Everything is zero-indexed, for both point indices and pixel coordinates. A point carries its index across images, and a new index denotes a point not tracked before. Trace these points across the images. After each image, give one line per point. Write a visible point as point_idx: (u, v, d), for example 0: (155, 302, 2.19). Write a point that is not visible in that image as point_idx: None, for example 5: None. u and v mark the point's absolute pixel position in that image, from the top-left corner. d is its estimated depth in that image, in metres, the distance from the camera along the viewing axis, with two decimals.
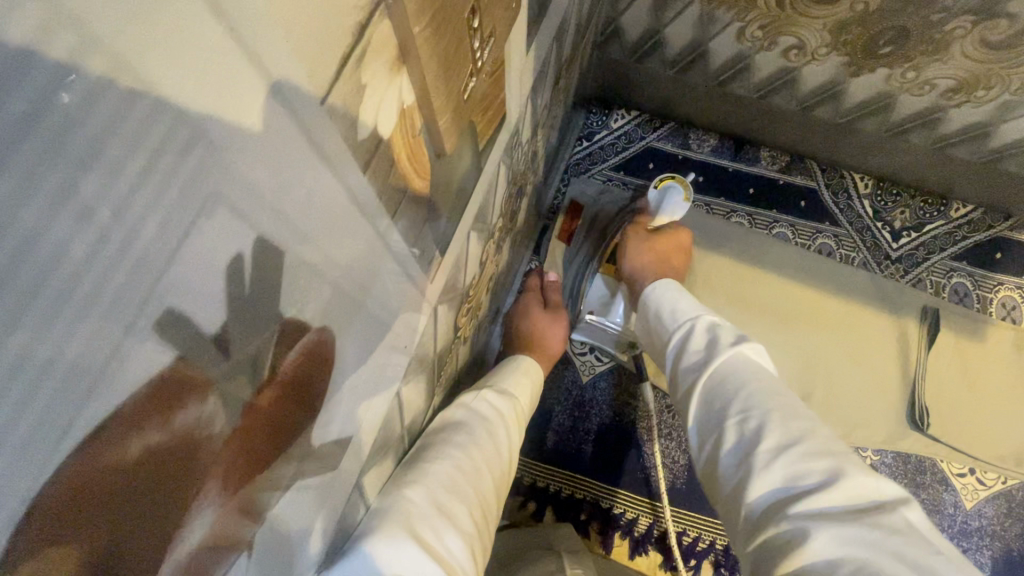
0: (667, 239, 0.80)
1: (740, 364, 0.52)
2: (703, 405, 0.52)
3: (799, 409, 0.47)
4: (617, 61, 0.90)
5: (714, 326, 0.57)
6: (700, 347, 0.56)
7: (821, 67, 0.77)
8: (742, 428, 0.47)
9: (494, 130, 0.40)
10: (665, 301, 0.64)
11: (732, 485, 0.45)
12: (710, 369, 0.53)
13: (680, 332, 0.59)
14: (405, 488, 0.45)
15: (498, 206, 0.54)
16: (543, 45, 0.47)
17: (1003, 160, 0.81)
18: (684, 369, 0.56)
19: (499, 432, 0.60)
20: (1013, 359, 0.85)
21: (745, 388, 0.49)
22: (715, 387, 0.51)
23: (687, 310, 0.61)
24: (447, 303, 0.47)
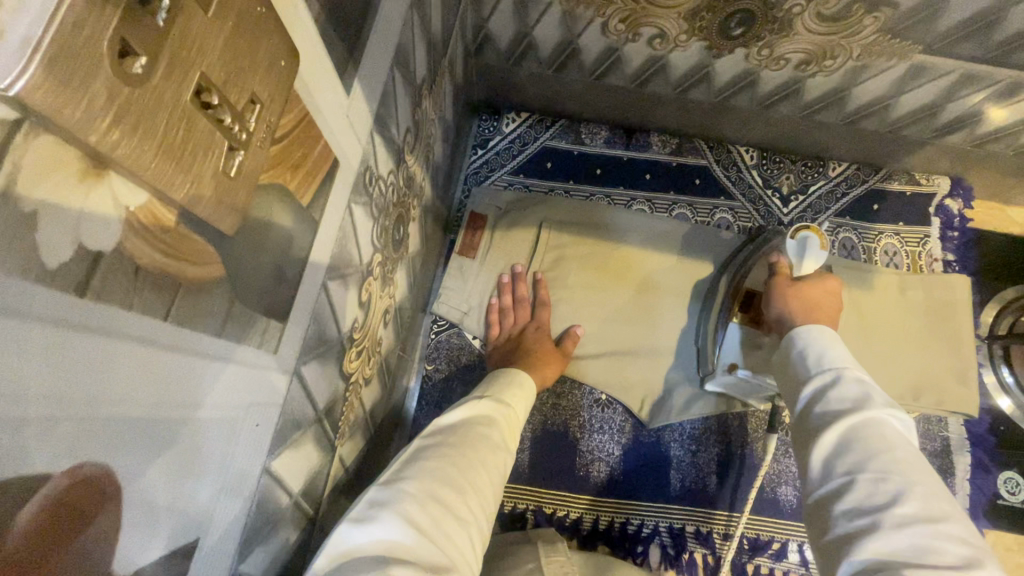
0: (818, 290, 0.71)
1: (895, 435, 0.49)
2: (831, 453, 0.50)
3: (945, 493, 0.45)
4: (495, 66, 0.90)
5: (866, 382, 0.54)
6: (848, 396, 0.53)
7: (685, 53, 0.79)
8: (878, 486, 0.45)
9: (321, 181, 0.38)
10: (818, 344, 0.60)
11: (844, 529, 0.45)
12: (858, 423, 0.50)
13: (823, 376, 0.56)
14: (403, 483, 0.47)
15: (368, 244, 0.52)
16: (375, 77, 0.45)
17: (862, 120, 0.86)
18: (821, 410, 0.53)
19: (477, 440, 0.55)
20: (904, 302, 0.90)
21: (890, 453, 0.47)
22: (850, 442, 0.49)
23: (837, 359, 0.57)
24: (319, 359, 0.45)
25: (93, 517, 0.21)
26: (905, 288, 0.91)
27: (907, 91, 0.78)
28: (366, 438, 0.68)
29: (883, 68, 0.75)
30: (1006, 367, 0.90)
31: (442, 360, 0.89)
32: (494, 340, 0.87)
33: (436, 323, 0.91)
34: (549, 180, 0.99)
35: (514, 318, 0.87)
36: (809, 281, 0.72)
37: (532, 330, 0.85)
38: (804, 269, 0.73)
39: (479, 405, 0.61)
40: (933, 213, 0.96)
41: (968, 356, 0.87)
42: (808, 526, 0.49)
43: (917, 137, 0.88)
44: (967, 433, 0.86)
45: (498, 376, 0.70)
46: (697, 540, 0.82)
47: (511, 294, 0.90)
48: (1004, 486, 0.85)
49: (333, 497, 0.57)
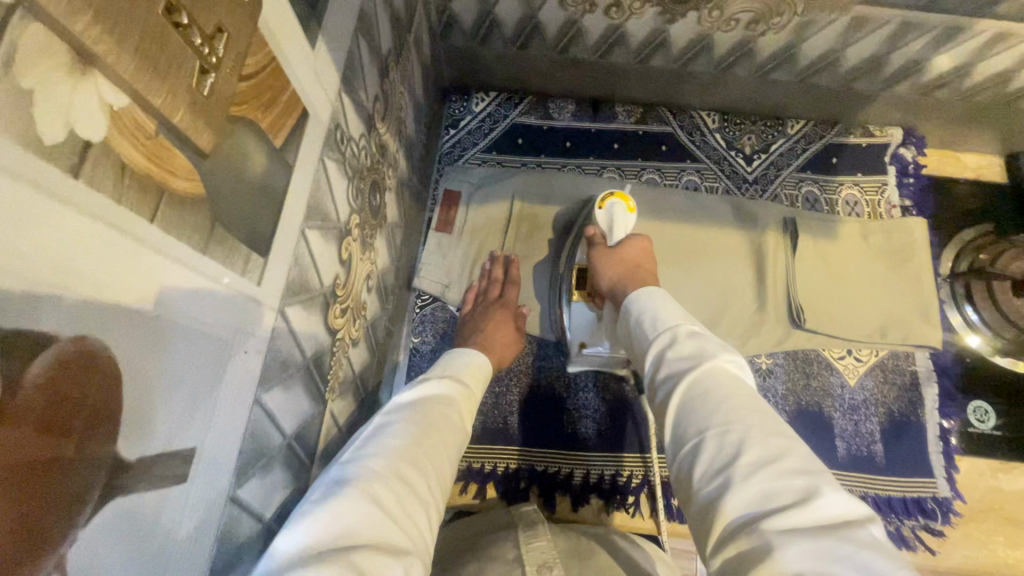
0: (630, 251, 0.77)
1: (728, 380, 0.51)
2: (679, 419, 0.50)
3: (778, 428, 0.46)
4: (461, 47, 0.93)
5: (700, 336, 0.56)
6: (684, 355, 0.55)
7: (641, 21, 0.83)
8: (721, 440, 0.45)
9: (292, 127, 0.40)
10: (652, 308, 0.63)
11: (703, 492, 0.44)
12: (693, 379, 0.51)
13: (660, 340, 0.58)
14: (367, 461, 0.49)
15: (344, 203, 0.55)
16: (338, 38, 0.48)
17: (815, 76, 0.90)
18: (664, 373, 0.55)
19: (437, 420, 0.58)
20: (866, 247, 0.95)
21: (724, 403, 0.48)
22: (691, 401, 0.50)
23: (671, 319, 0.60)
24: (302, 305, 0.47)
25: (99, 386, 0.24)
26: (867, 234, 0.95)
27: (852, 43, 0.82)
28: (357, 402, 0.71)
29: (826, 23, 0.79)
30: (971, 306, 0.93)
31: (428, 332, 0.92)
32: (467, 313, 0.88)
33: (420, 298, 0.94)
34: (522, 155, 1.02)
35: (486, 298, 0.88)
36: (621, 244, 0.79)
37: (496, 309, 0.85)
38: (617, 236, 0.80)
39: (436, 387, 0.63)
40: (889, 162, 1.00)
41: (929, 293, 0.91)
42: (680, 498, 0.48)
43: (868, 89, 0.92)
44: (934, 364, 0.91)
45: (456, 356, 0.73)
46: None
47: (490, 278, 0.91)
48: (974, 414, 0.89)
49: (327, 451, 0.60)
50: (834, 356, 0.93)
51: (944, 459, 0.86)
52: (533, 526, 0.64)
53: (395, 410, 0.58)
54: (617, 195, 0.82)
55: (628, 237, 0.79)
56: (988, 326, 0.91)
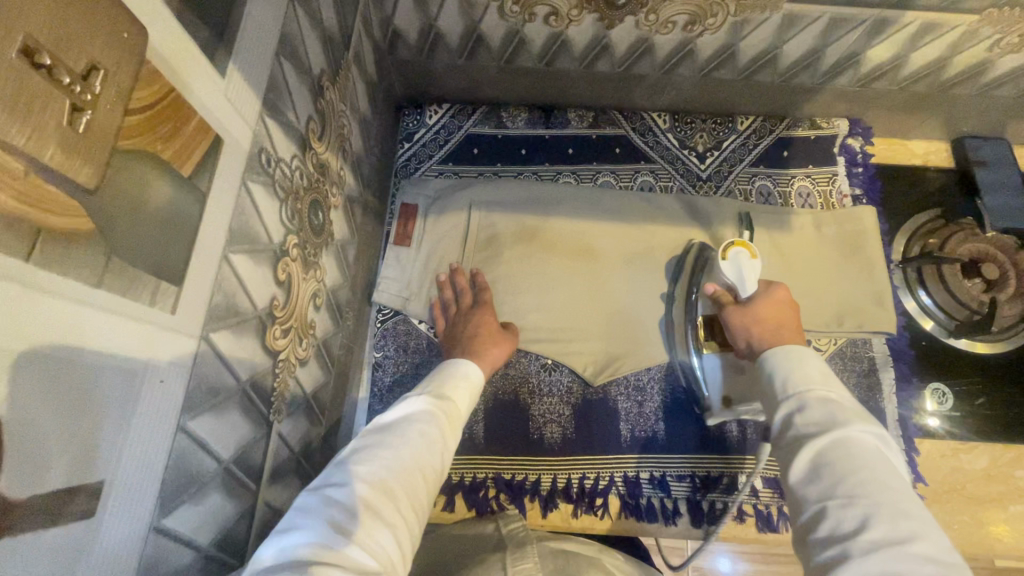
0: (766, 305, 0.75)
1: (863, 452, 0.52)
2: (804, 479, 0.53)
3: (915, 510, 0.47)
4: (409, 61, 0.94)
5: (830, 403, 0.57)
6: (813, 421, 0.56)
7: (581, 27, 0.84)
8: (846, 512, 0.48)
9: (203, 153, 0.41)
10: (786, 366, 0.63)
11: (822, 558, 0.47)
12: (825, 446, 0.53)
13: (789, 402, 0.60)
14: (329, 490, 0.49)
15: (276, 224, 0.55)
16: (257, 63, 0.48)
17: (756, 73, 0.92)
18: (789, 437, 0.57)
19: (411, 439, 0.57)
20: (818, 237, 0.96)
21: (852, 477, 0.50)
22: (818, 467, 0.52)
23: (802, 381, 0.61)
24: (232, 329, 0.47)
25: None
26: (820, 224, 0.97)
27: (787, 40, 0.84)
28: (312, 421, 0.71)
29: (760, 20, 0.80)
30: (923, 290, 0.95)
31: (391, 346, 0.91)
32: (440, 335, 0.88)
33: (381, 312, 0.93)
34: (478, 164, 1.03)
35: (458, 309, 0.88)
36: (759, 299, 0.76)
37: (473, 314, 0.85)
38: (749, 290, 0.79)
39: (418, 403, 0.62)
40: (838, 153, 1.02)
41: (882, 279, 0.93)
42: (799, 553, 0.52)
43: (810, 83, 0.94)
44: (890, 349, 0.92)
45: (438, 371, 0.71)
46: (652, 486, 0.86)
47: (452, 290, 0.91)
48: (932, 396, 0.91)
49: (276, 473, 0.60)
50: None
51: (905, 442, 0.87)
52: (519, 547, 0.63)
53: (372, 432, 0.58)
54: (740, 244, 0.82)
55: (764, 291, 0.77)
56: (941, 309, 0.93)
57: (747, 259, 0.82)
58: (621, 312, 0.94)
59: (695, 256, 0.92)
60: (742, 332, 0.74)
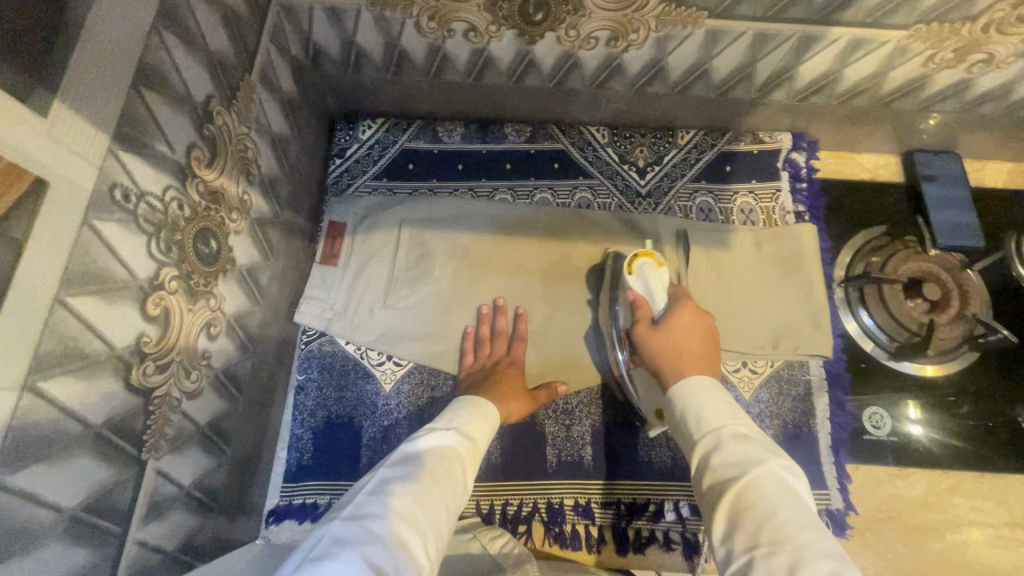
0: (675, 331, 0.70)
1: (776, 490, 0.48)
2: (725, 532, 0.48)
3: (831, 545, 0.43)
4: (336, 77, 0.91)
5: (746, 437, 0.54)
6: (730, 460, 0.52)
7: (502, 43, 0.82)
8: (771, 560, 0.43)
9: (15, 199, 0.39)
10: (693, 405, 0.60)
11: None
12: (742, 487, 0.49)
13: (705, 443, 0.56)
14: (365, 522, 0.51)
15: (141, 259, 0.53)
16: (101, 97, 0.46)
17: (691, 87, 0.89)
18: (710, 482, 0.52)
19: (443, 475, 0.60)
20: (757, 256, 0.93)
21: (772, 517, 0.46)
22: (738, 512, 0.48)
23: (716, 419, 0.57)
24: (73, 374, 0.46)
25: None
26: (759, 242, 0.94)
27: (715, 55, 0.81)
28: (211, 452, 0.69)
29: (684, 36, 0.78)
30: (864, 311, 0.92)
31: (315, 368, 0.90)
32: (468, 368, 0.88)
33: (306, 333, 0.91)
34: (412, 181, 1.00)
35: (493, 348, 0.88)
36: (669, 318, 0.72)
37: (507, 362, 0.86)
38: (661, 305, 0.75)
39: (445, 438, 0.66)
40: (782, 168, 1.00)
41: (820, 300, 0.90)
42: None
43: (747, 98, 0.91)
44: (826, 372, 0.89)
45: (466, 404, 0.74)
46: (576, 513, 0.84)
47: (490, 325, 0.91)
48: (870, 421, 0.88)
49: (154, 511, 0.58)
50: (729, 369, 0.90)
51: (838, 470, 0.85)
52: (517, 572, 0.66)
53: (401, 462, 0.61)
54: (644, 253, 0.79)
55: (675, 309, 0.73)
56: (881, 330, 0.91)
57: (651, 268, 0.78)
58: (552, 333, 0.92)
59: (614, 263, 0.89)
60: (650, 351, 0.70)
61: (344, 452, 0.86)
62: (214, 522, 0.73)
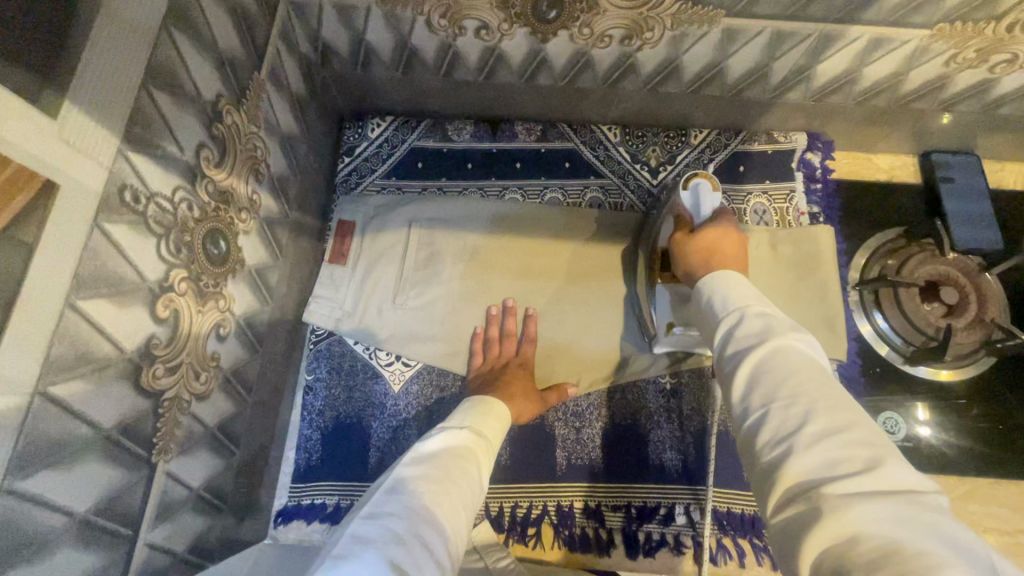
0: (712, 235, 0.70)
1: (799, 358, 0.48)
2: (743, 385, 0.48)
3: (849, 402, 0.44)
4: (345, 75, 0.91)
5: (769, 314, 0.53)
6: (752, 332, 0.51)
7: (514, 41, 0.81)
8: (788, 409, 0.44)
9: (25, 204, 0.38)
10: (720, 288, 0.58)
11: (766, 462, 0.43)
12: (763, 354, 0.48)
13: (729, 321, 0.54)
14: (384, 519, 0.50)
15: (151, 261, 0.52)
16: (112, 98, 0.46)
17: (705, 86, 0.88)
18: (730, 353, 0.52)
19: (458, 473, 0.59)
20: (771, 257, 0.92)
21: (791, 375, 0.46)
22: (756, 371, 0.48)
23: (740, 300, 0.56)
24: (83, 380, 0.45)
25: None
26: (773, 244, 0.93)
27: (731, 54, 0.80)
28: (220, 452, 0.69)
29: (700, 35, 0.76)
30: (879, 314, 0.91)
31: (323, 368, 0.89)
32: (476, 369, 0.87)
33: (314, 333, 0.91)
34: (421, 179, 0.99)
35: (502, 349, 0.88)
36: (706, 228, 0.71)
37: (516, 363, 0.85)
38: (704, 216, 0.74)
39: (459, 437, 0.65)
40: (796, 168, 0.98)
41: (835, 303, 0.88)
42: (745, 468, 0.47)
43: (762, 97, 0.90)
44: (839, 376, 0.88)
45: (476, 404, 0.73)
46: (585, 516, 0.84)
47: (499, 326, 0.90)
48: (885, 425, 0.87)
49: (165, 512, 0.58)
50: None
51: None
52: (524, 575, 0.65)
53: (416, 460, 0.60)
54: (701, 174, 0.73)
55: (716, 220, 0.71)
56: (896, 333, 0.89)
57: (706, 189, 0.73)
58: (562, 334, 0.91)
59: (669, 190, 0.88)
60: (685, 262, 0.70)
61: (354, 452, 0.86)
62: (224, 522, 0.73)
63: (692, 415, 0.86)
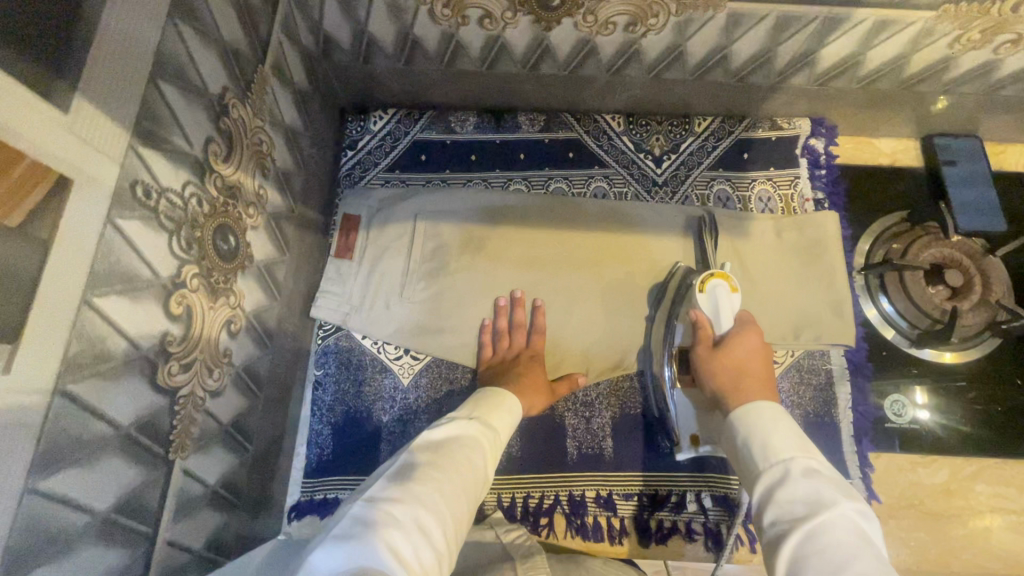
0: (740, 354, 0.72)
1: (844, 533, 0.47)
2: (788, 568, 0.47)
3: None
4: (347, 67, 0.90)
5: (816, 474, 0.53)
6: (798, 496, 0.51)
7: (518, 30, 0.80)
8: None
9: (38, 199, 0.38)
10: (759, 432, 0.59)
11: None
12: (811, 525, 0.48)
13: (773, 478, 0.55)
14: (385, 503, 0.50)
15: (163, 257, 0.52)
16: (120, 91, 0.45)
17: (710, 73, 0.87)
18: (773, 516, 0.52)
19: (462, 461, 0.59)
20: (778, 244, 0.92)
21: (841, 557, 0.45)
22: (803, 550, 0.47)
23: (784, 449, 0.56)
24: (100, 378, 0.45)
25: None
26: (780, 230, 0.93)
27: (736, 39, 0.79)
28: (234, 449, 0.69)
29: (705, 20, 0.76)
30: (884, 297, 0.91)
31: (332, 364, 0.89)
32: (486, 361, 0.87)
33: (322, 328, 0.91)
34: (425, 172, 0.99)
35: (511, 341, 0.88)
36: (731, 342, 0.74)
37: (525, 354, 0.85)
38: (724, 326, 0.77)
39: (466, 427, 0.64)
40: (800, 154, 0.98)
41: (842, 288, 0.89)
42: None
43: (766, 83, 0.89)
44: (848, 361, 0.88)
45: (484, 395, 0.73)
46: (598, 505, 0.84)
47: (508, 317, 0.90)
48: (891, 408, 0.88)
49: (182, 510, 0.58)
50: None
51: (860, 459, 0.84)
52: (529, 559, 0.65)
53: (423, 447, 0.60)
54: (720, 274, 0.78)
55: (737, 332, 0.75)
56: (902, 317, 0.90)
57: (724, 291, 0.78)
58: (570, 325, 0.91)
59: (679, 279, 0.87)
60: (711, 371, 0.71)
61: (365, 447, 0.86)
62: (239, 519, 0.73)
63: None
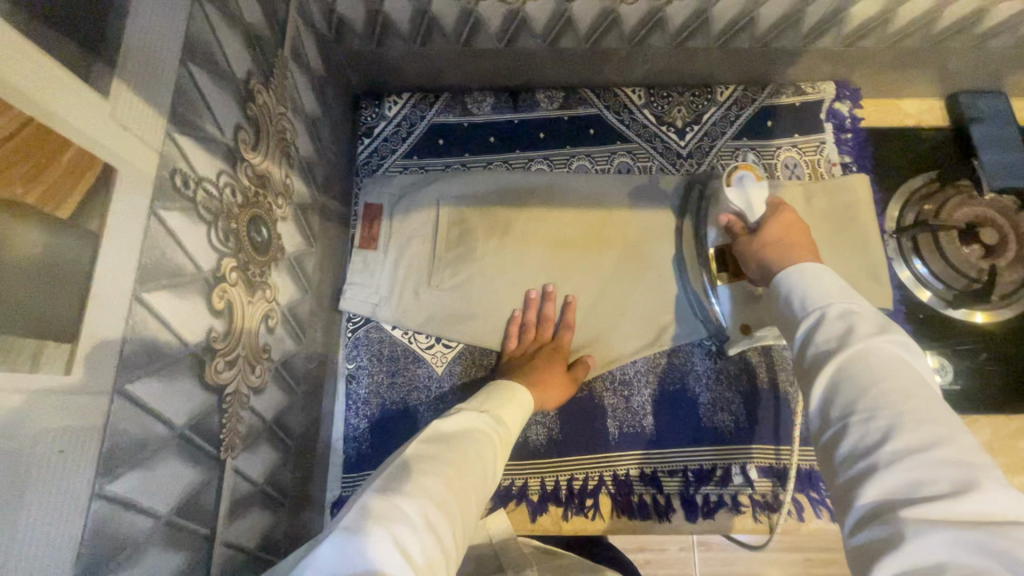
0: (778, 230, 0.67)
1: (885, 365, 0.45)
2: (825, 397, 0.46)
3: (940, 415, 0.41)
4: (361, 52, 0.87)
5: (854, 313, 0.49)
6: (832, 337, 0.48)
7: (539, 2, 0.77)
8: (870, 423, 0.42)
9: (87, 192, 0.36)
10: (800, 286, 0.54)
11: (846, 477, 0.42)
12: (848, 361, 0.46)
13: (809, 321, 0.51)
14: (394, 497, 0.47)
15: (204, 250, 0.50)
16: (154, 77, 0.43)
17: (734, 39, 0.85)
18: (809, 357, 0.49)
19: (473, 456, 0.54)
20: (809, 210, 0.91)
21: (876, 388, 0.43)
22: (839, 384, 0.45)
23: (822, 296, 0.52)
24: (155, 376, 0.43)
25: None
26: (810, 197, 0.91)
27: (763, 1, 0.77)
28: (276, 446, 0.67)
29: None
30: (918, 259, 0.90)
31: (364, 356, 0.88)
32: (510, 353, 0.86)
33: (351, 321, 0.89)
34: (444, 156, 0.97)
35: (538, 335, 0.86)
36: (767, 223, 0.69)
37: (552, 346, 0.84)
38: (758, 210, 0.72)
39: (475, 419, 0.60)
40: (825, 120, 0.96)
41: (876, 251, 0.88)
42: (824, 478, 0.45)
43: (791, 47, 0.87)
44: None
45: (498, 387, 0.70)
46: (643, 483, 0.83)
47: (537, 311, 0.88)
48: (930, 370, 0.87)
49: (235, 510, 0.56)
50: None
51: None
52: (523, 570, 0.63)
53: (437, 437, 0.56)
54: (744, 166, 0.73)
55: (772, 212, 0.70)
56: (937, 278, 0.89)
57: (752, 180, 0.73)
58: (603, 303, 0.89)
59: (699, 195, 0.89)
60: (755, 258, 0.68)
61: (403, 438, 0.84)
62: (285, 517, 0.71)
63: (739, 375, 0.86)
